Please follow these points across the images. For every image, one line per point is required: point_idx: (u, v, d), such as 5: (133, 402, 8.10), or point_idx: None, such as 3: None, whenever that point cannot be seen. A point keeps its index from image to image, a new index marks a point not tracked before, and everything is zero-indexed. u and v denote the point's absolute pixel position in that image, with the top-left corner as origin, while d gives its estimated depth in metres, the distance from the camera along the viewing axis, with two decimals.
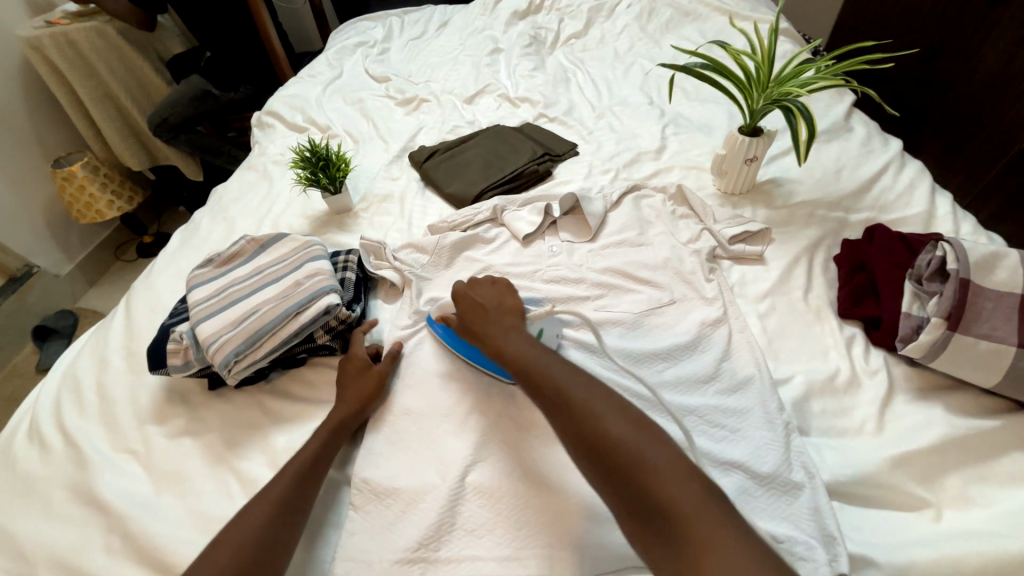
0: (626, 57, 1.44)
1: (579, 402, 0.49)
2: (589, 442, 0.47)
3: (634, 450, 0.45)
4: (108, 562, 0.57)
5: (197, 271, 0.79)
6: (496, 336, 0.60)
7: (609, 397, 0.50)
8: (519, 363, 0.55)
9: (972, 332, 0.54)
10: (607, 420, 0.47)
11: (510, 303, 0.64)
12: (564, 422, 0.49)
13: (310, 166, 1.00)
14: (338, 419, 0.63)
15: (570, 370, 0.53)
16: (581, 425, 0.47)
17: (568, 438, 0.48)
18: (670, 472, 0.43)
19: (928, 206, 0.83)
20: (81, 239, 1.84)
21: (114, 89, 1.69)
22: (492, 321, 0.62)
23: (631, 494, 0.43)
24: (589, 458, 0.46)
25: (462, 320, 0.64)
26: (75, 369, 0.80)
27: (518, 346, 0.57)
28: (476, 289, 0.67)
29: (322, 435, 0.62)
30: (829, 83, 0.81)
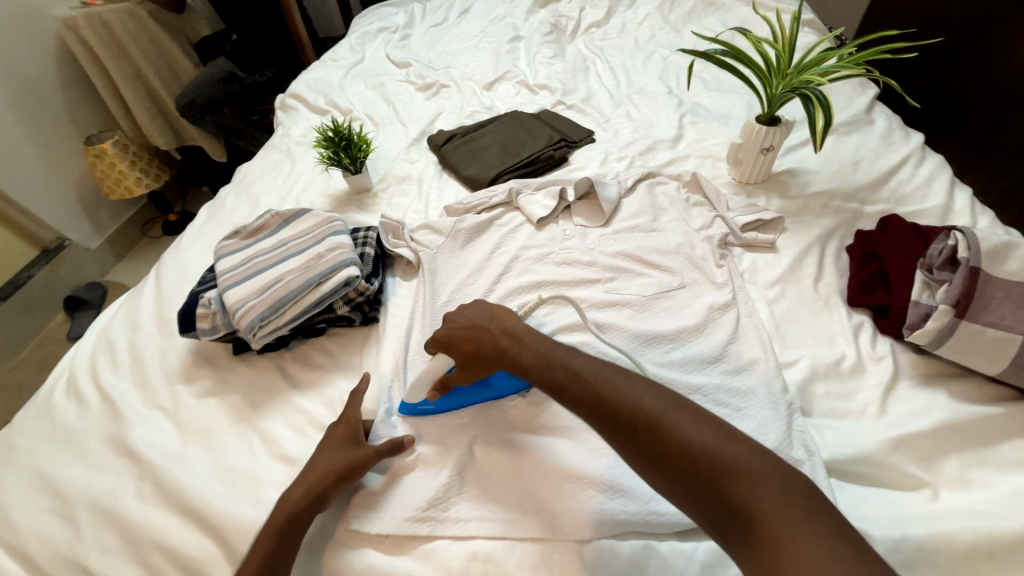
0: (646, 46, 1.43)
1: (630, 405, 0.47)
2: (648, 448, 0.45)
3: (698, 450, 0.43)
4: (140, 506, 0.61)
5: (224, 242, 0.83)
6: (509, 345, 0.59)
7: (657, 395, 0.48)
8: (542, 368, 0.55)
9: (979, 320, 0.55)
10: (663, 420, 0.45)
11: (498, 311, 0.64)
12: (617, 432, 0.47)
13: (333, 146, 1.03)
14: (278, 518, 0.54)
15: (613, 374, 0.51)
16: (637, 430, 0.46)
17: (623, 446, 0.47)
18: (741, 469, 0.41)
19: (945, 199, 0.83)
20: (111, 215, 1.91)
21: (144, 69, 1.74)
22: (495, 333, 0.61)
23: (703, 495, 0.42)
24: (652, 465, 0.45)
25: (461, 350, 0.62)
26: (109, 331, 0.84)
27: (542, 349, 0.57)
28: (456, 313, 0.66)
29: (265, 535, 0.53)
30: (850, 72, 0.80)
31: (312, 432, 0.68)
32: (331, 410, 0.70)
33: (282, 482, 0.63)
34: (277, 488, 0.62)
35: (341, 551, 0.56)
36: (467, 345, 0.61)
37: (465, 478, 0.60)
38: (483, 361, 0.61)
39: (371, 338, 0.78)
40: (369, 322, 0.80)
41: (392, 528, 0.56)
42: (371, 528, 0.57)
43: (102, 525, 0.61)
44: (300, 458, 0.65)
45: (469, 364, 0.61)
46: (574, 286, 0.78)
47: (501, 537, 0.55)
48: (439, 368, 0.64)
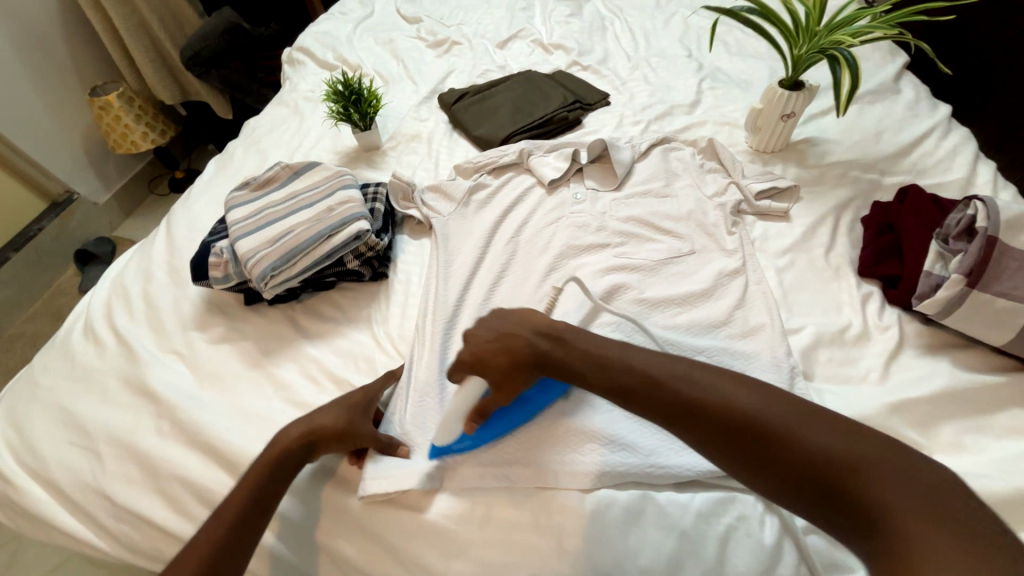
0: (667, 6, 1.37)
1: (730, 409, 0.44)
2: (759, 454, 0.42)
3: (816, 449, 0.40)
4: (159, 441, 0.64)
5: (235, 194, 0.83)
6: (550, 348, 0.53)
7: (756, 395, 0.44)
8: (605, 373, 0.50)
9: (991, 290, 0.55)
10: (771, 423, 0.42)
11: (522, 314, 0.57)
12: (720, 440, 0.43)
13: (343, 100, 1.01)
14: (274, 450, 0.57)
15: (701, 376, 0.47)
16: (733, 434, 0.43)
17: (728, 456, 0.43)
18: (870, 466, 0.39)
19: (968, 172, 0.81)
20: (117, 170, 1.90)
21: (148, 18, 1.69)
22: (529, 335, 0.54)
23: (826, 497, 0.39)
24: (764, 473, 0.42)
25: (494, 364, 0.53)
26: (123, 279, 0.86)
27: (591, 350, 0.52)
28: (475, 325, 0.57)
29: (259, 465, 0.56)
30: (881, 34, 0.77)
31: (322, 380, 0.70)
32: (341, 361, 0.71)
33: None
34: None
35: (348, 492, 0.59)
36: (499, 356, 0.53)
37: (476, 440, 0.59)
38: (520, 371, 0.53)
39: (379, 293, 0.79)
40: (378, 278, 0.80)
41: (408, 486, 0.55)
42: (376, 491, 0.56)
43: (123, 458, 0.64)
44: (311, 403, 0.67)
45: (504, 377, 0.53)
46: (584, 250, 0.78)
47: (506, 485, 0.56)
48: (471, 396, 0.54)
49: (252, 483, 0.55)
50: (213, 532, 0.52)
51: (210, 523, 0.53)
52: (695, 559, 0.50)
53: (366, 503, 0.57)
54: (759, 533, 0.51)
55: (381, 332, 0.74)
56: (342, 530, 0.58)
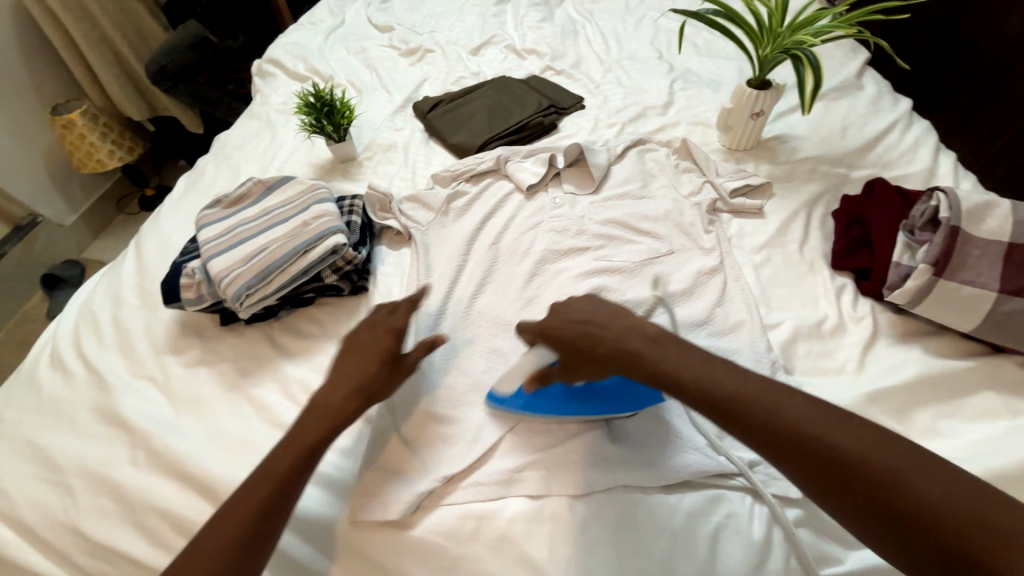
0: (637, 9, 1.39)
1: (832, 443, 0.39)
2: (858, 495, 0.38)
3: (925, 503, 0.36)
4: (133, 472, 0.62)
5: (205, 212, 0.81)
6: (637, 347, 0.49)
7: (861, 434, 0.40)
8: (687, 384, 0.45)
9: (956, 278, 0.57)
10: (876, 468, 0.38)
11: (613, 308, 0.54)
12: (815, 473, 0.39)
13: (315, 112, 0.99)
14: (303, 445, 0.50)
15: (801, 402, 0.42)
16: (825, 464, 0.39)
17: (822, 490, 0.39)
18: (989, 530, 0.34)
19: (930, 164, 0.84)
20: (83, 190, 1.83)
21: (110, 33, 1.64)
22: (614, 330, 0.51)
23: (932, 556, 0.35)
24: (858, 513, 0.38)
25: (568, 346, 0.53)
26: (91, 303, 0.83)
27: (687, 359, 0.47)
28: (565, 305, 0.56)
29: (284, 460, 0.50)
30: (841, 33, 0.79)
31: (303, 398, 0.68)
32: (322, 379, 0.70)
33: None
34: None
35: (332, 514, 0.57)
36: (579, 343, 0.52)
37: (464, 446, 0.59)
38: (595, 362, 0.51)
39: (359, 307, 0.78)
40: (358, 291, 0.79)
41: (398, 510, 0.54)
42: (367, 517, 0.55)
43: (95, 492, 0.61)
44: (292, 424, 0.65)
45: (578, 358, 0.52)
46: (565, 255, 0.78)
47: (496, 498, 0.55)
48: (539, 360, 0.56)
49: (280, 480, 0.48)
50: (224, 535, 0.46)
51: (217, 525, 0.46)
52: (689, 559, 0.50)
53: (352, 525, 0.56)
54: (748, 528, 0.52)
55: None
56: (329, 552, 0.56)
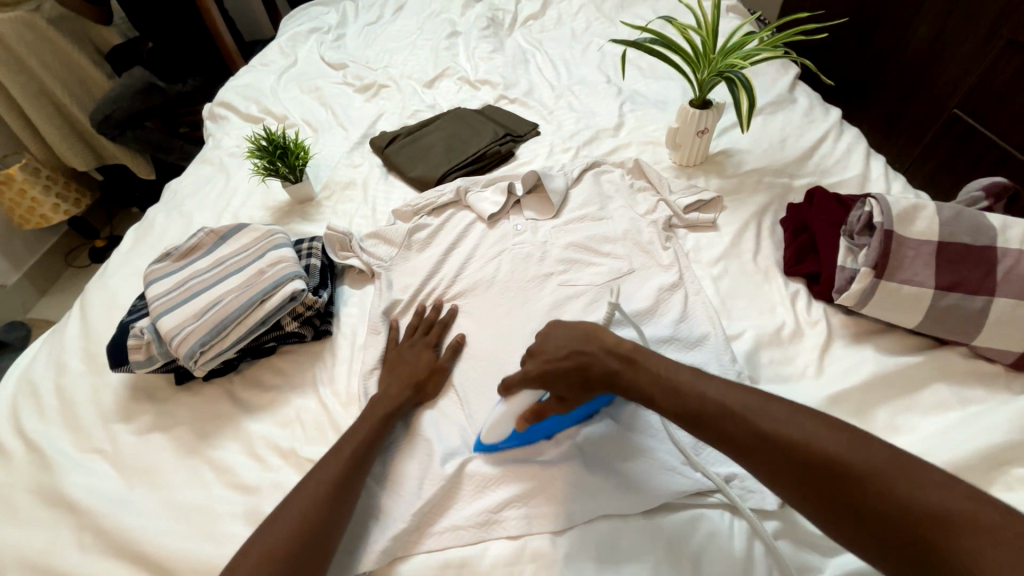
0: (583, 36, 1.45)
1: (791, 441, 0.41)
2: (817, 487, 0.40)
3: (881, 492, 0.37)
4: (82, 558, 0.57)
5: (154, 266, 0.77)
6: (620, 369, 0.51)
7: (818, 428, 0.42)
8: (670, 398, 0.48)
9: (896, 278, 0.60)
10: (847, 468, 0.39)
11: (588, 327, 0.56)
12: (776, 469, 0.41)
13: (268, 155, 0.97)
14: (335, 473, 0.53)
15: (763, 403, 0.45)
16: (799, 470, 0.40)
17: (786, 487, 0.41)
18: (945, 517, 0.35)
19: (862, 169, 0.90)
20: (28, 247, 1.73)
21: (49, 84, 1.58)
22: (599, 354, 0.53)
23: (889, 543, 0.37)
24: (821, 506, 0.40)
25: (565, 380, 0.53)
26: (31, 373, 0.77)
27: (662, 374, 0.49)
28: (541, 342, 0.56)
29: (319, 489, 0.51)
30: (769, 55, 0.85)
31: (268, 456, 0.65)
32: (288, 433, 0.67)
33: (239, 513, 0.59)
34: (235, 520, 0.59)
35: None
36: (573, 378, 0.53)
37: (432, 484, 0.57)
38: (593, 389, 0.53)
39: (324, 353, 0.76)
40: (321, 336, 0.77)
41: (371, 564, 0.52)
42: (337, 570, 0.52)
43: None
44: (257, 486, 0.62)
45: (573, 393, 0.53)
46: (530, 281, 0.78)
47: (477, 540, 0.53)
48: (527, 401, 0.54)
49: (335, 482, 0.52)
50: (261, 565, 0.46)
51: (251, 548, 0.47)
52: None
53: None
54: (728, 545, 0.52)
55: (327, 394, 0.71)
56: None
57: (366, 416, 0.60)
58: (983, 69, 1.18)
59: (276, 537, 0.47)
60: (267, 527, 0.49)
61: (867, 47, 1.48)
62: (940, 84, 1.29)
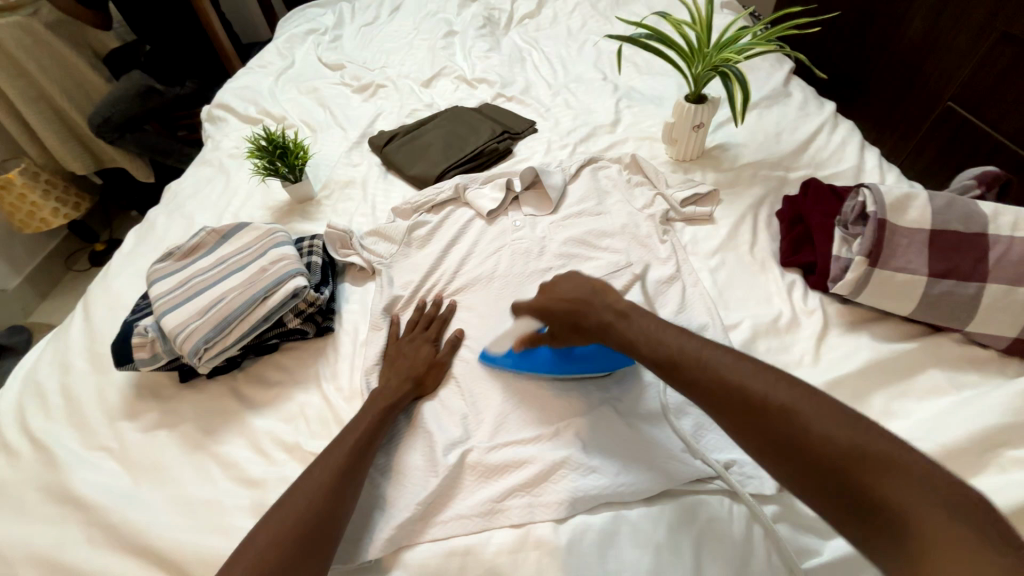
0: (579, 34, 1.46)
1: (753, 393, 0.43)
2: (770, 436, 0.41)
3: (827, 441, 0.39)
4: (90, 553, 0.57)
5: (157, 266, 0.78)
6: (613, 321, 0.56)
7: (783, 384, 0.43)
8: (649, 346, 0.51)
9: (890, 267, 0.61)
10: (797, 418, 0.41)
11: (597, 283, 0.61)
12: (744, 421, 0.43)
13: (267, 155, 0.98)
14: (341, 460, 0.54)
15: (732, 357, 0.47)
16: (753, 417, 0.42)
17: (746, 435, 0.43)
18: (882, 466, 0.37)
19: (857, 160, 0.91)
20: (28, 251, 1.73)
21: (47, 88, 1.59)
22: (599, 308, 0.58)
23: (825, 486, 0.39)
24: (772, 453, 0.41)
25: (561, 318, 0.61)
26: (36, 374, 0.78)
27: (648, 328, 0.53)
28: (553, 286, 0.64)
29: (326, 476, 0.52)
30: (763, 50, 0.86)
31: (273, 451, 0.65)
32: (292, 428, 0.68)
33: (245, 506, 0.60)
34: (242, 513, 0.59)
35: None
36: (566, 319, 0.60)
37: (435, 475, 0.58)
38: (584, 333, 0.59)
39: (326, 349, 0.77)
40: (324, 333, 0.77)
41: (377, 552, 0.53)
42: (345, 560, 0.53)
43: None
44: (263, 480, 0.62)
45: (564, 332, 0.62)
46: (528, 277, 0.79)
47: (482, 530, 0.54)
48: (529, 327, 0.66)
49: (341, 470, 0.53)
50: (267, 550, 0.46)
51: (256, 538, 0.48)
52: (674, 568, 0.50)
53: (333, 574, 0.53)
54: (728, 530, 0.52)
55: (330, 389, 0.71)
56: None
57: (368, 408, 0.61)
58: (976, 62, 1.19)
59: (283, 524, 0.48)
60: (272, 515, 0.50)
61: (861, 41, 1.49)
62: (933, 77, 1.30)
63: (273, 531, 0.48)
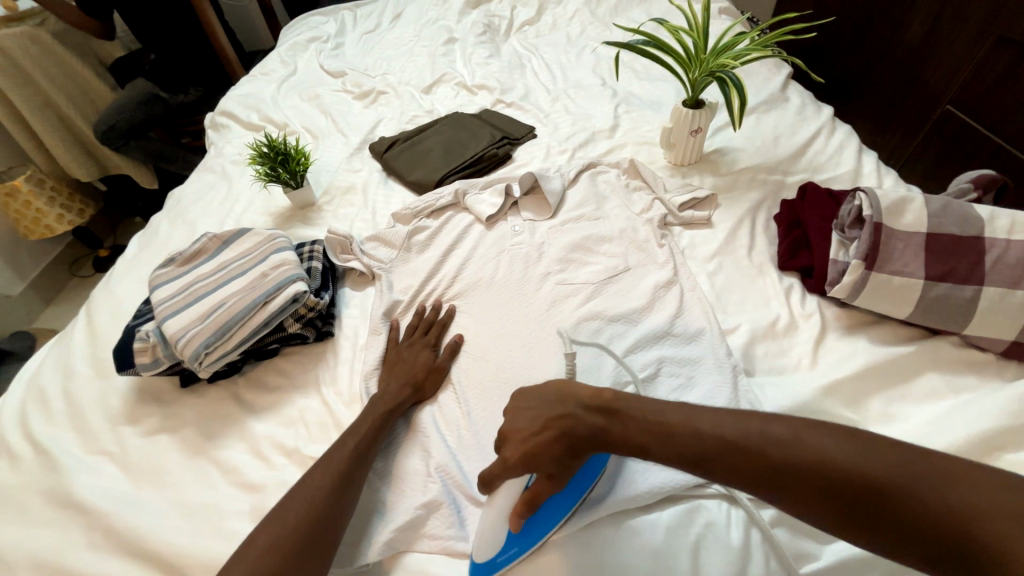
0: (578, 40, 1.47)
1: (804, 462, 0.39)
2: (853, 507, 0.37)
3: (898, 491, 0.36)
4: (91, 558, 0.58)
5: (158, 271, 0.79)
6: (605, 424, 0.46)
7: (834, 438, 0.39)
8: (666, 443, 0.43)
9: (887, 270, 0.61)
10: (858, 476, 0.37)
11: (557, 386, 0.50)
12: (805, 497, 0.38)
13: (269, 162, 0.99)
14: (341, 464, 0.54)
15: (762, 423, 0.42)
16: (816, 488, 0.38)
17: (813, 510, 0.38)
18: (984, 513, 0.33)
19: (854, 164, 0.91)
20: (32, 257, 1.74)
21: (53, 96, 1.61)
22: (578, 416, 0.46)
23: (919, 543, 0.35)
24: (850, 522, 0.37)
25: (546, 449, 0.46)
26: (38, 379, 0.78)
27: (648, 414, 0.45)
28: (510, 420, 0.50)
29: (326, 478, 0.53)
30: (759, 55, 0.86)
31: (272, 455, 0.66)
32: (292, 433, 0.68)
33: (245, 511, 0.60)
34: (242, 518, 0.60)
35: None
36: (555, 446, 0.46)
37: (433, 480, 0.58)
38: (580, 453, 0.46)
39: (326, 354, 0.77)
40: (324, 337, 0.78)
41: (374, 555, 0.53)
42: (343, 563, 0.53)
43: None
44: (262, 484, 0.62)
45: (560, 467, 0.46)
46: (525, 282, 0.79)
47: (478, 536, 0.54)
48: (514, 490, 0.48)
49: (340, 474, 0.53)
50: (266, 555, 0.46)
51: (255, 542, 0.48)
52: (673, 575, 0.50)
53: None
54: (726, 536, 0.52)
55: (330, 393, 0.72)
56: None
57: (368, 412, 0.61)
58: (975, 66, 1.19)
59: (284, 529, 0.48)
60: (272, 521, 0.50)
61: (860, 46, 1.50)
62: (931, 82, 1.31)
63: (273, 538, 0.48)
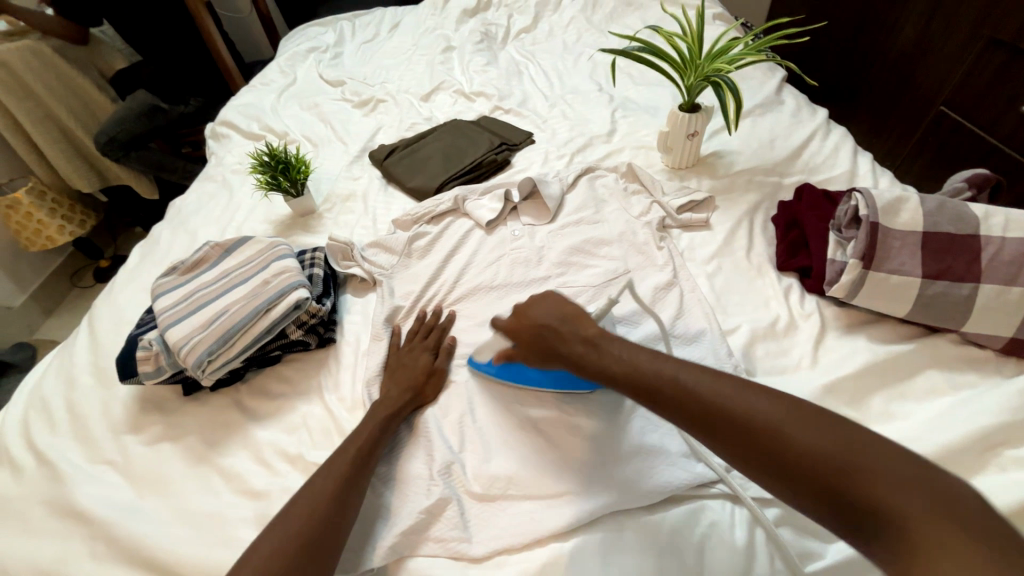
0: (574, 47, 1.49)
1: (735, 410, 0.41)
2: (770, 458, 0.39)
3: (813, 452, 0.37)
4: (94, 568, 0.58)
5: (161, 280, 0.79)
6: (584, 352, 0.52)
7: (778, 402, 0.41)
8: (626, 376, 0.48)
9: (884, 269, 0.62)
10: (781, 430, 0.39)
11: (573, 313, 0.56)
12: (725, 439, 0.41)
13: (269, 170, 1.00)
14: (344, 468, 0.55)
15: (710, 376, 0.44)
16: (738, 434, 0.40)
17: (732, 453, 0.41)
18: (896, 482, 0.34)
19: (850, 165, 0.92)
20: (33, 269, 1.75)
21: (55, 109, 1.62)
22: (569, 337, 0.54)
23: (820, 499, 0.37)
24: (761, 469, 0.39)
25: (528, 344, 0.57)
26: (40, 390, 0.78)
27: (620, 356, 0.50)
28: (528, 306, 0.59)
29: (329, 483, 0.53)
30: (753, 60, 0.87)
31: (275, 462, 0.66)
32: (295, 440, 0.68)
33: (249, 518, 0.60)
34: (246, 525, 0.60)
35: None
36: (537, 348, 0.57)
37: (437, 483, 0.58)
38: (552, 360, 0.56)
39: (328, 360, 0.77)
40: (326, 343, 0.78)
41: (378, 560, 0.53)
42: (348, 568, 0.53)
43: None
44: (266, 491, 0.62)
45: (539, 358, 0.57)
46: (526, 286, 0.80)
47: (487, 541, 0.54)
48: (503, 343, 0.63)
49: (344, 478, 0.54)
50: (268, 560, 0.46)
51: (258, 547, 0.48)
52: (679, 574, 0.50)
53: None
54: (730, 535, 0.52)
55: (333, 399, 0.72)
56: None
57: (370, 418, 0.61)
58: (967, 67, 1.21)
59: (285, 533, 0.48)
60: (274, 526, 0.50)
61: (853, 49, 1.51)
62: (924, 83, 1.32)
63: (274, 541, 0.48)
